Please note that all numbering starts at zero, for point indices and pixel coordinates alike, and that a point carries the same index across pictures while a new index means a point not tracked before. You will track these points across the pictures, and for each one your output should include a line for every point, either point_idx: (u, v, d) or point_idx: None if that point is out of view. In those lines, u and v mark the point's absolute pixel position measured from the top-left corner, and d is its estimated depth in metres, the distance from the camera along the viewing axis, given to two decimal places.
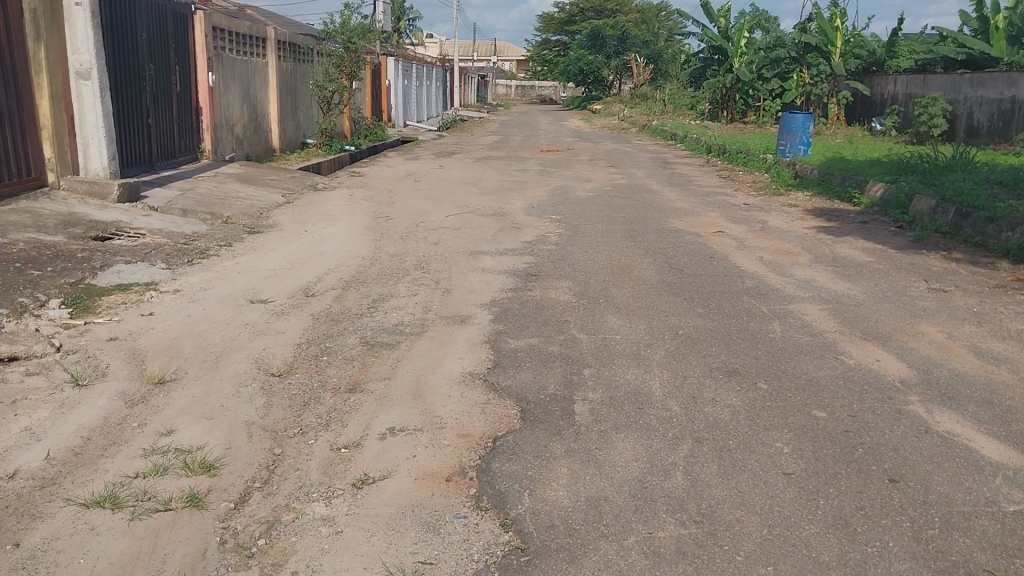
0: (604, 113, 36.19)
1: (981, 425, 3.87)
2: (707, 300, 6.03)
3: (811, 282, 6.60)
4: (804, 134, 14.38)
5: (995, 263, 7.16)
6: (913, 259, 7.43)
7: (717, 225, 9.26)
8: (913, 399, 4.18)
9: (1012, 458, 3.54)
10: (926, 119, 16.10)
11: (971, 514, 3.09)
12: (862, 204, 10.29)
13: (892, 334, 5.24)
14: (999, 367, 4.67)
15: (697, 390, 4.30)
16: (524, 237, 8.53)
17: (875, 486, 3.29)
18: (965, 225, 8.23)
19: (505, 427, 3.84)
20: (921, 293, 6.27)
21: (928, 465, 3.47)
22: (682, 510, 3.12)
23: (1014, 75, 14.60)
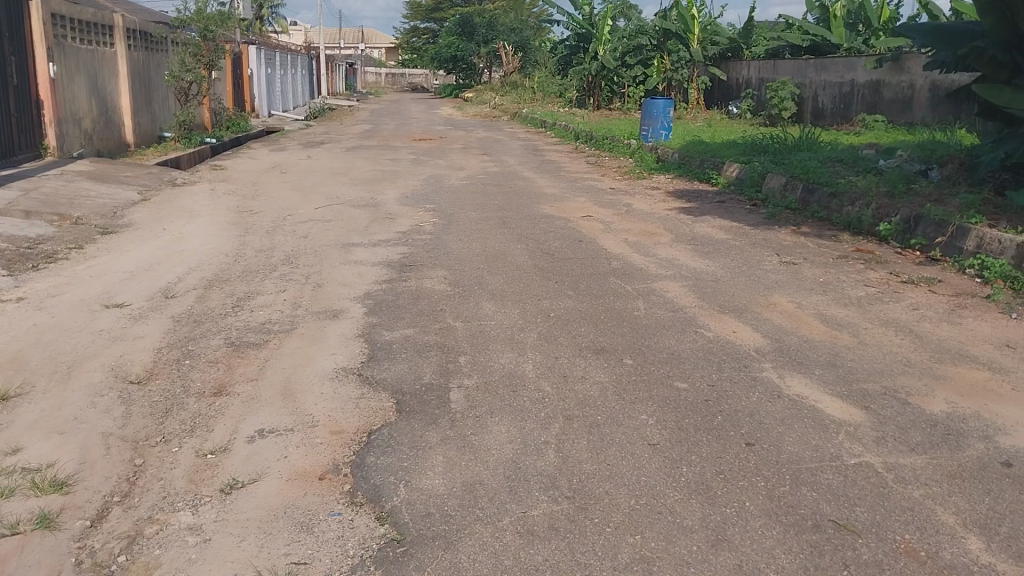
0: (475, 101, 36.29)
1: (827, 387, 4.17)
2: (577, 283, 6.18)
3: (674, 261, 6.88)
4: (665, 120, 14.94)
5: (838, 235, 7.71)
6: (766, 234, 7.89)
7: (586, 209, 9.50)
8: (767, 366, 4.46)
9: (853, 415, 3.84)
10: (777, 102, 17.03)
11: (818, 469, 3.34)
12: (719, 184, 10.83)
13: (748, 306, 5.56)
14: (842, 332, 5.04)
15: (568, 368, 4.42)
16: (397, 227, 8.44)
17: (733, 451, 3.49)
18: (811, 201, 8.81)
19: (380, 420, 3.82)
20: (773, 267, 6.66)
21: (780, 427, 3.71)
22: (555, 487, 3.21)
23: (853, 60, 15.66)
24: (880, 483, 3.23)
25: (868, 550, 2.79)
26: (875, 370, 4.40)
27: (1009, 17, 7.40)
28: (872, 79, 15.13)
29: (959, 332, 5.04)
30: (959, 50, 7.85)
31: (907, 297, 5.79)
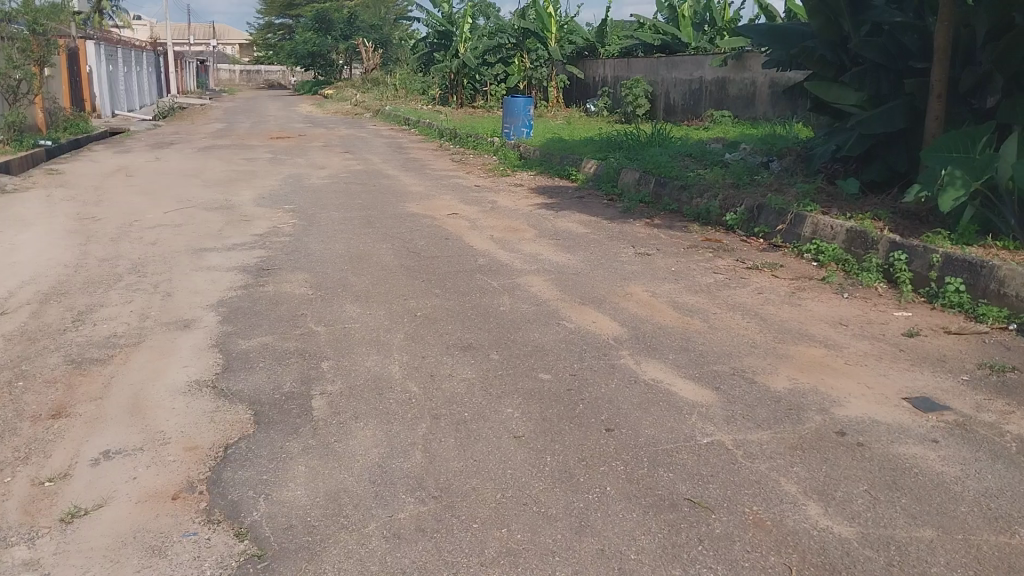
0: (336, 98, 35.50)
1: (680, 370, 4.37)
2: (444, 280, 6.17)
3: (537, 255, 7.00)
4: (525, 118, 15.17)
5: (689, 226, 8.09)
6: (623, 227, 8.18)
7: (451, 207, 9.50)
8: (625, 353, 4.62)
9: (705, 396, 4.04)
10: (631, 100, 17.64)
11: (673, 450, 3.49)
12: (578, 179, 11.11)
13: (606, 297, 5.74)
14: (694, 317, 5.29)
15: (434, 367, 4.40)
16: (254, 230, 8.14)
17: (594, 438, 3.58)
18: (664, 193, 9.19)
19: (238, 433, 3.66)
20: (630, 258, 6.90)
21: (638, 411, 3.85)
22: (421, 488, 3.19)
23: (700, 59, 16.46)
24: (730, 459, 3.41)
25: (720, 525, 2.95)
26: (724, 352, 4.65)
27: (834, 18, 8.00)
28: (718, 77, 15.96)
29: (798, 313, 5.40)
30: (792, 49, 8.40)
31: (751, 282, 6.15)
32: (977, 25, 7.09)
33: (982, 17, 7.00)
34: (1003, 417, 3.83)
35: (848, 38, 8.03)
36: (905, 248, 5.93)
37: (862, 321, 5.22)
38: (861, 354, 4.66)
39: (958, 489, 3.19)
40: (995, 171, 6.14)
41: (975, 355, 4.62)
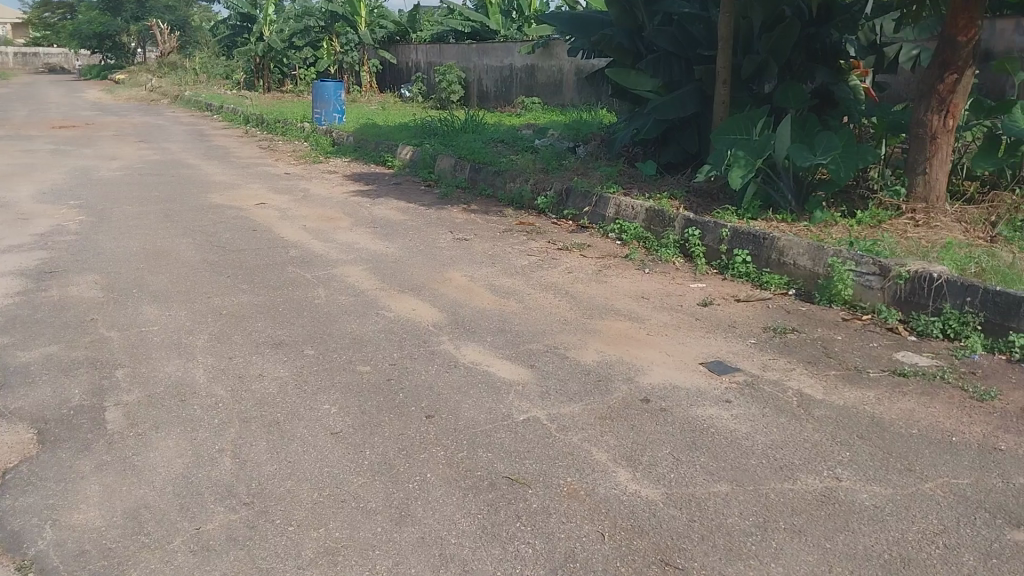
0: (128, 83, 32.84)
1: (497, 351, 4.45)
2: (253, 275, 5.89)
3: (352, 245, 6.85)
4: (337, 102, 14.76)
5: (503, 210, 8.24)
6: (439, 212, 8.19)
7: (260, 197, 9.09)
8: (444, 339, 4.63)
9: (522, 375, 4.14)
10: (445, 85, 17.73)
11: (492, 430, 3.55)
12: (394, 166, 10.99)
13: (424, 283, 5.72)
14: (509, 299, 5.40)
15: (244, 368, 4.20)
16: (34, 229, 7.36)
17: (413, 426, 3.57)
18: (478, 177, 9.30)
19: (18, 456, 3.31)
20: (447, 243, 6.93)
21: (457, 395, 3.88)
22: (232, 495, 3.03)
23: (509, 46, 16.78)
24: (545, 434, 3.52)
25: (537, 499, 3.03)
26: (539, 331, 4.78)
27: (629, 8, 8.41)
28: (527, 64, 16.35)
29: (605, 289, 5.65)
30: (592, 37, 8.75)
31: (562, 262, 6.36)
32: (754, 16, 7.71)
33: (757, 10, 7.63)
34: (784, 374, 4.23)
35: (643, 27, 8.48)
36: (699, 224, 6.37)
37: (663, 294, 5.56)
38: (663, 325, 4.96)
39: (748, 444, 3.48)
40: (773, 150, 6.72)
41: (761, 320, 5.06)
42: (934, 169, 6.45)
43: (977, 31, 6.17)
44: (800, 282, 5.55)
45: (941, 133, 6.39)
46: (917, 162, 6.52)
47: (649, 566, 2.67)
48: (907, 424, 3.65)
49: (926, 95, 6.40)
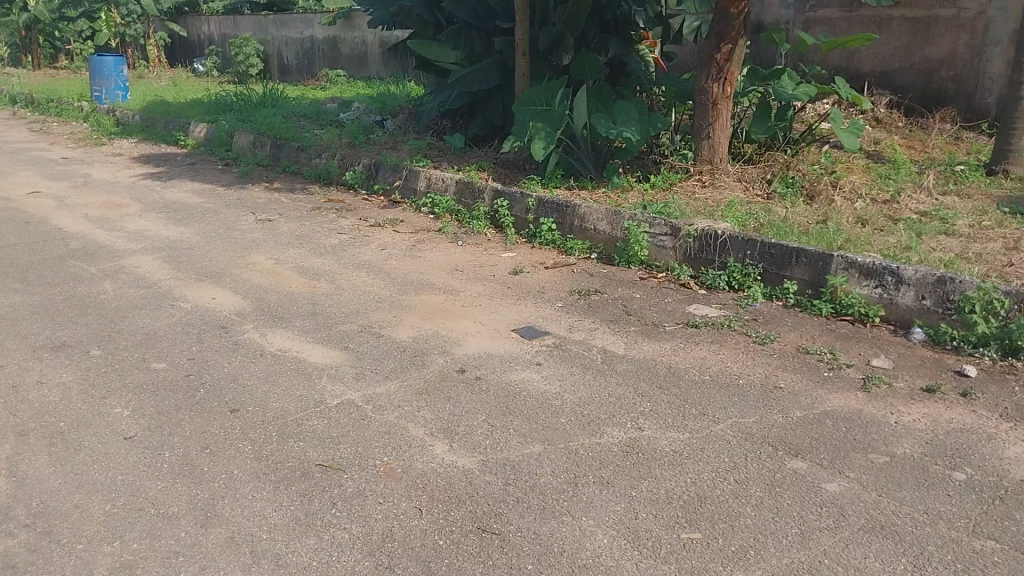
0: None
1: (307, 336, 4.30)
2: (25, 272, 5.31)
3: (143, 232, 6.34)
4: (119, 78, 13.56)
5: (308, 188, 7.96)
6: (239, 193, 7.77)
7: (31, 185, 8.19)
8: (248, 327, 4.41)
9: (333, 358, 4.03)
10: (242, 59, 16.76)
11: (303, 418, 3.43)
12: (188, 145, 10.28)
13: (225, 270, 5.41)
14: (318, 281, 5.22)
15: (18, 376, 3.78)
16: None
17: (218, 421, 3.38)
18: (281, 155, 8.91)
19: None
20: (249, 226, 6.58)
21: (265, 385, 3.71)
22: (8, 519, 2.73)
23: (309, 17, 16.14)
24: (359, 416, 3.45)
25: (352, 483, 2.97)
26: (349, 311, 4.67)
27: None
28: (329, 36, 15.82)
29: (417, 264, 5.62)
30: (391, 8, 8.59)
31: (373, 239, 6.25)
32: None
33: None
34: (590, 333, 4.41)
35: None
36: (506, 195, 6.47)
37: (474, 266, 5.61)
38: (475, 296, 5.00)
39: (559, 404, 3.60)
40: (572, 120, 6.95)
41: (568, 284, 5.24)
42: (716, 133, 6.94)
43: (746, 4, 6.64)
44: (602, 246, 5.80)
45: (721, 99, 6.87)
46: (701, 127, 6.97)
47: (466, 536, 2.70)
48: (700, 371, 3.93)
49: (706, 64, 6.84)
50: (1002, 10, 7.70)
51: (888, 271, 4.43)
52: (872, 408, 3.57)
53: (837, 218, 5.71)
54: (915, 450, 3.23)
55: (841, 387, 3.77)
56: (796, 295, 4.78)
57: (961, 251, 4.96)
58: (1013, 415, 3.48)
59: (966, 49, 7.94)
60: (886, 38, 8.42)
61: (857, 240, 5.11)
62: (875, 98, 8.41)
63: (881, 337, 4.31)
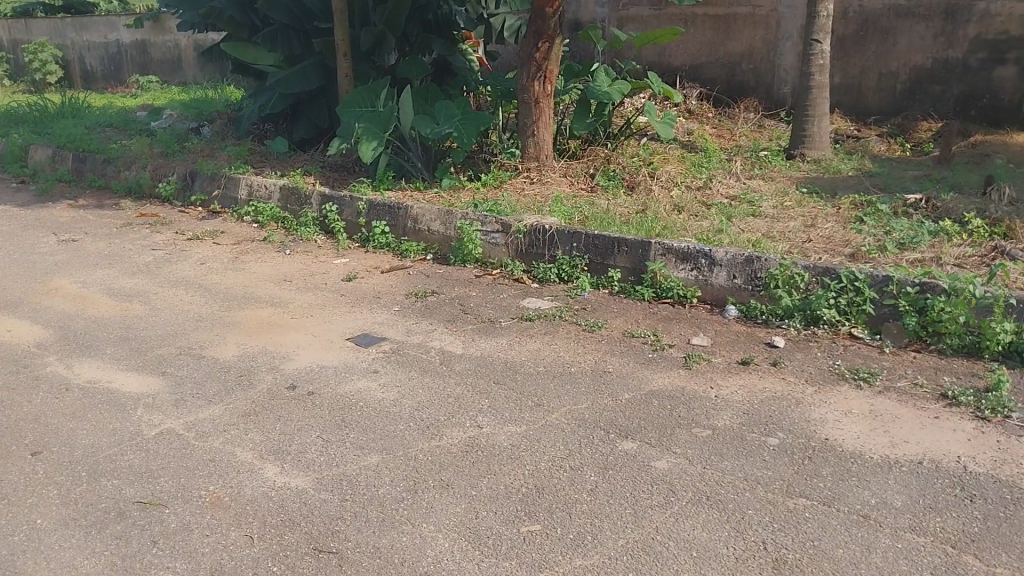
0: None
1: (120, 363, 3.99)
2: None
3: None
4: None
5: (118, 203, 7.40)
6: (38, 212, 7.10)
7: None
8: (51, 360, 4.03)
9: (150, 385, 3.76)
10: (38, 65, 15.20)
11: (117, 453, 3.17)
12: None
13: (22, 298, 4.92)
14: (131, 303, 4.86)
15: None
16: None
17: (17, 468, 3.06)
18: (85, 168, 8.23)
19: None
20: (50, 248, 6.03)
21: (71, 422, 3.40)
22: None
23: (113, 20, 15.01)
24: (181, 445, 3.24)
25: (175, 518, 2.78)
26: (167, 334, 4.37)
27: None
28: (137, 39, 14.82)
29: (243, 277, 5.36)
30: (200, 9, 8.14)
31: (192, 254, 5.89)
32: None
33: None
34: (427, 335, 4.38)
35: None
36: (334, 199, 6.31)
37: (304, 275, 5.42)
38: (306, 307, 4.83)
39: (395, 410, 3.54)
40: (398, 121, 6.87)
41: (402, 287, 5.17)
42: (541, 130, 7.09)
43: (560, 3, 6.82)
44: (435, 246, 5.78)
45: (543, 97, 7.04)
46: (526, 125, 7.10)
47: (303, 559, 2.59)
48: (534, 363, 4.00)
49: (526, 63, 6.97)
50: (790, 8, 8.37)
51: (702, 254, 4.69)
52: (695, 384, 3.76)
53: (656, 206, 6.00)
54: (734, 421, 3.44)
55: (666, 367, 3.96)
56: (621, 282, 4.96)
57: (766, 231, 5.33)
58: (816, 379, 3.78)
59: (762, 44, 8.58)
60: (692, 35, 8.94)
61: (674, 227, 5.38)
62: (686, 92, 8.89)
63: (700, 316, 4.56)
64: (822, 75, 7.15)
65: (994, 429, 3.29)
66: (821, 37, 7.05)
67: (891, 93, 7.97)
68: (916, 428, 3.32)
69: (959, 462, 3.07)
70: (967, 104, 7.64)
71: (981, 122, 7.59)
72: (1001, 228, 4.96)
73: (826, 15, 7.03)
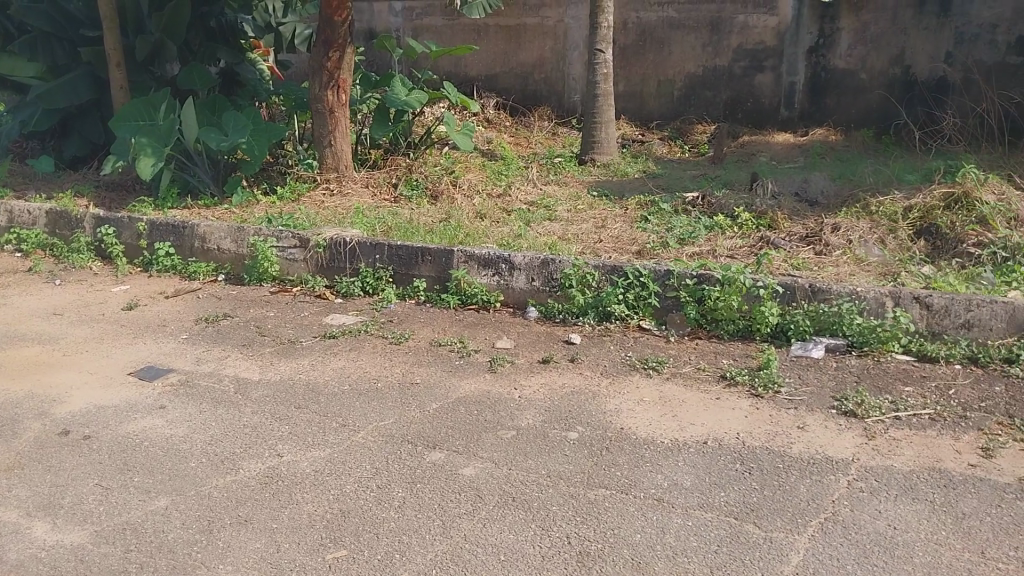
0: None
1: None
2: None
3: None
4: None
5: None
6: None
7: None
8: None
9: None
10: None
11: None
12: None
13: None
14: None
15: None
16: None
17: None
18: None
19: None
20: None
21: None
22: None
23: None
24: None
25: None
26: None
27: None
28: None
29: (3, 313, 4.81)
30: None
31: None
32: None
33: None
34: (220, 363, 4.13)
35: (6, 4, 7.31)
36: (110, 221, 5.81)
37: (79, 306, 4.95)
38: (81, 341, 4.41)
39: (186, 447, 3.31)
40: (180, 135, 6.46)
41: (192, 312, 4.85)
42: (337, 140, 6.94)
43: (349, 11, 6.66)
44: (228, 266, 5.49)
45: (337, 107, 6.88)
46: (321, 135, 6.92)
47: None
48: (338, 383, 3.88)
49: (316, 72, 6.77)
50: (575, 19, 8.77)
51: (501, 259, 4.78)
52: (499, 387, 3.83)
53: (457, 214, 6.05)
54: (537, 419, 3.52)
55: (471, 373, 3.99)
56: (425, 292, 4.95)
57: (562, 234, 5.54)
58: (611, 371, 3.97)
59: (552, 53, 8.92)
60: (486, 45, 9.14)
61: (476, 233, 5.45)
62: (484, 100, 9.06)
63: (503, 320, 4.65)
64: (606, 83, 7.54)
65: (766, 404, 3.60)
66: (603, 47, 7.43)
67: (669, 99, 8.57)
68: (700, 410, 3.57)
69: (738, 439, 3.33)
70: (734, 108, 8.35)
71: (747, 124, 8.33)
72: (765, 221, 5.46)
73: (606, 26, 7.41)
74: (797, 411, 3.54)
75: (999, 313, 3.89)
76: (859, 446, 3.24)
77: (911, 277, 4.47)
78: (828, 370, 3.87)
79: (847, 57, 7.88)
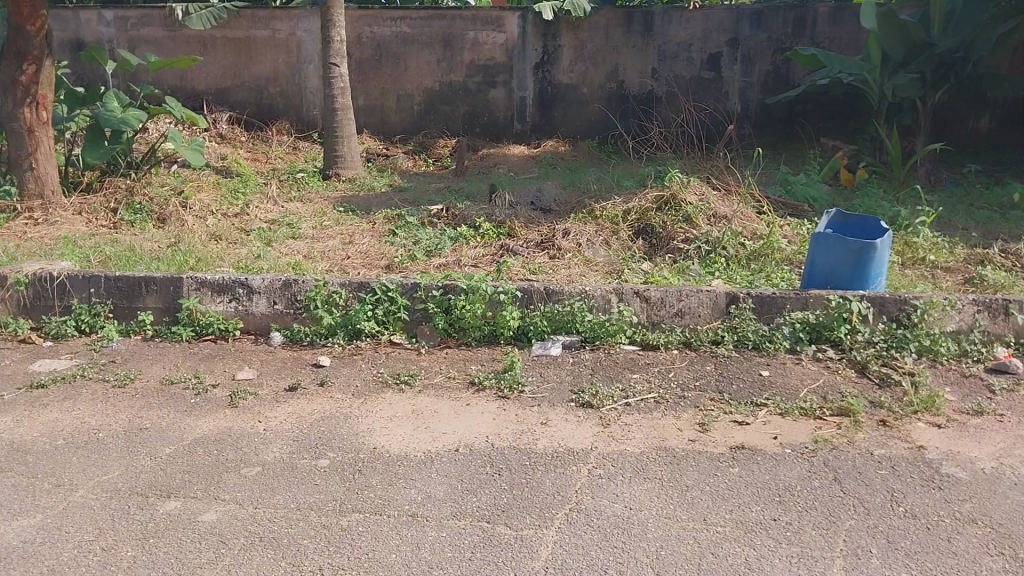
0: None
1: None
2: None
3: None
4: None
5: None
6: None
7: None
8: None
9: None
10: None
11: None
12: None
13: None
14: None
15: None
16: None
17: None
18: None
19: None
20: None
21: None
22: None
23: None
24: None
25: None
26: None
27: None
28: None
29: None
30: None
31: None
32: None
33: None
34: None
35: None
36: None
37: None
38: None
39: None
40: None
41: None
42: (41, 162, 6.21)
43: (45, 20, 5.96)
44: None
45: (38, 125, 6.14)
46: (20, 157, 6.15)
47: None
48: (51, 437, 3.44)
49: (8, 88, 5.97)
50: (308, 33, 8.54)
51: (238, 284, 4.52)
52: (242, 422, 3.60)
53: (188, 238, 5.63)
54: (283, 451, 3.36)
55: (210, 410, 3.72)
56: (154, 325, 4.55)
57: (306, 253, 5.36)
58: (361, 391, 3.89)
59: (286, 67, 8.64)
60: (213, 58, 8.64)
61: (209, 258, 5.11)
62: (215, 116, 8.55)
63: (243, 348, 4.39)
64: (344, 97, 7.42)
65: (512, 405, 3.73)
66: (338, 61, 7.29)
67: (409, 113, 8.66)
68: (451, 418, 3.62)
69: (487, 442, 3.41)
70: (472, 121, 8.63)
71: (485, 136, 8.64)
72: (505, 229, 5.68)
73: (339, 41, 7.29)
74: (540, 408, 3.70)
75: (705, 301, 4.34)
76: (597, 435, 3.46)
77: (633, 274, 4.88)
78: (566, 366, 4.10)
79: (570, 73, 8.46)
